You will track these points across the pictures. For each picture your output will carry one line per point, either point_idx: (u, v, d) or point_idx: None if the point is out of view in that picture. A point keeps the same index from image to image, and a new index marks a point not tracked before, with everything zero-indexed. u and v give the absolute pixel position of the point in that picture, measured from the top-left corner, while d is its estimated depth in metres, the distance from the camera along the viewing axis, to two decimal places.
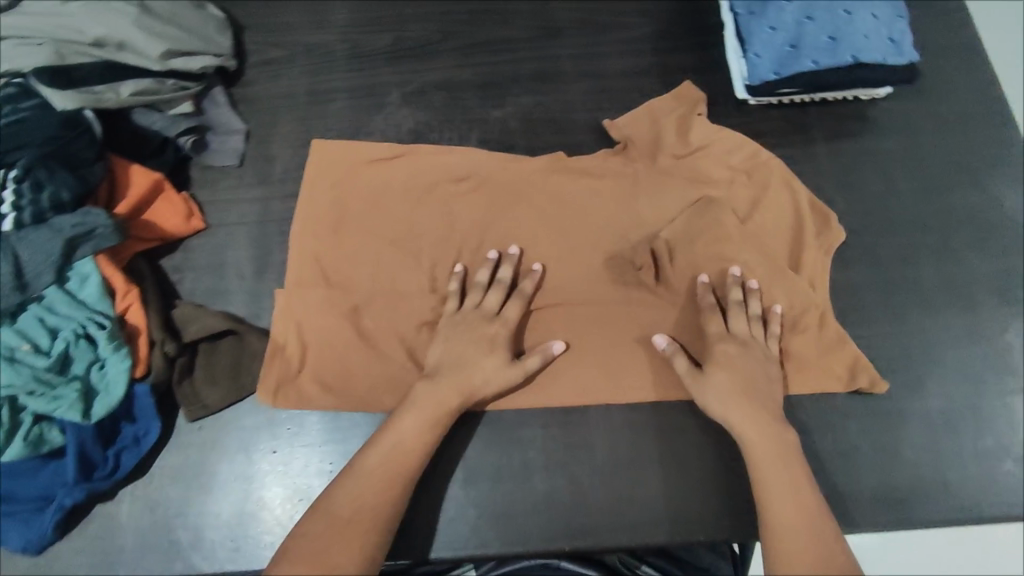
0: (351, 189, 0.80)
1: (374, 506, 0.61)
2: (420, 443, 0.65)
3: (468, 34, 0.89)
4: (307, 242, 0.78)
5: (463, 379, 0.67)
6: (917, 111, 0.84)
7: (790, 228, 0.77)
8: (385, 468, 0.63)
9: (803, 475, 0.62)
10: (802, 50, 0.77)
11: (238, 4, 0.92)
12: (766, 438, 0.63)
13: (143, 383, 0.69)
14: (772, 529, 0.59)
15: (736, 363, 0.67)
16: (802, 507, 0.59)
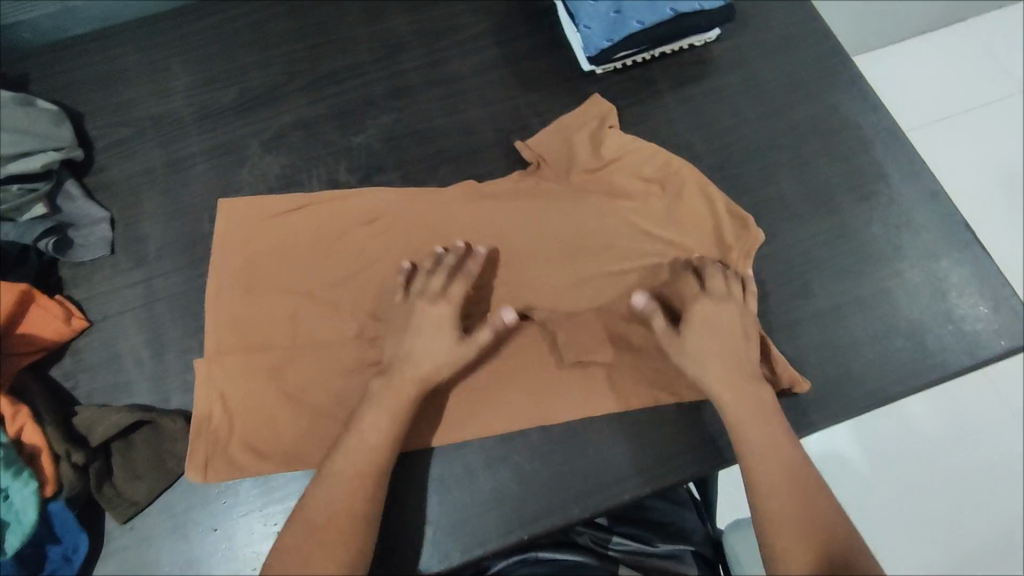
0: (261, 249, 0.79)
1: (347, 509, 0.62)
2: (381, 438, 0.65)
3: (314, 69, 0.90)
4: (219, 305, 0.76)
5: (403, 378, 0.68)
6: (746, 44, 0.89)
7: (710, 234, 0.79)
8: (350, 467, 0.64)
9: (790, 449, 0.64)
10: (626, 13, 0.81)
11: (71, 93, 0.89)
12: (755, 419, 0.66)
13: (57, 500, 0.66)
14: (748, 463, 0.64)
15: (716, 321, 0.70)
16: (791, 481, 0.62)
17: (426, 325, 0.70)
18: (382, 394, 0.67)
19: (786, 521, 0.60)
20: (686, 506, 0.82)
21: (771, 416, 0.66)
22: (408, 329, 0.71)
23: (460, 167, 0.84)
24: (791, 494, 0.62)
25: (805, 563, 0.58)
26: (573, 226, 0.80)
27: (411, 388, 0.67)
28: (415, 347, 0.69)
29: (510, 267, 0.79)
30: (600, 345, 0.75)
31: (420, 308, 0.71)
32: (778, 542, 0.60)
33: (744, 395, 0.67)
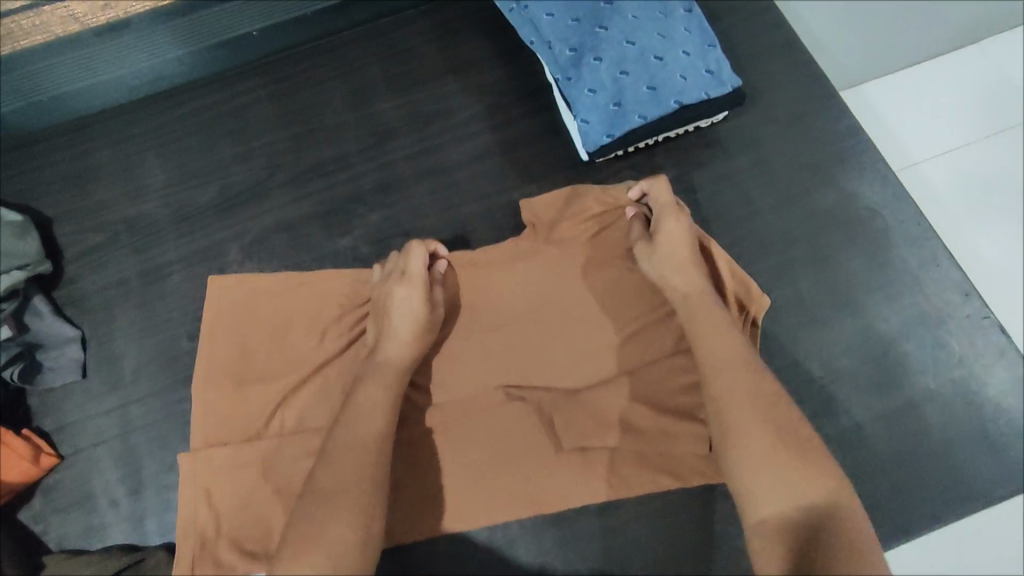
0: (253, 329, 0.74)
1: (355, 477, 0.57)
2: (372, 427, 0.61)
3: (297, 162, 0.84)
4: (209, 398, 0.70)
5: (386, 363, 0.66)
6: (756, 124, 0.84)
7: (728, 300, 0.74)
8: (348, 442, 0.59)
9: (748, 354, 0.62)
10: (626, 106, 0.75)
11: (40, 195, 0.84)
12: (712, 331, 0.64)
13: None
14: (705, 369, 0.62)
15: (682, 235, 0.70)
16: (745, 366, 0.61)
17: (403, 312, 0.69)
18: (371, 390, 0.64)
19: (743, 412, 0.57)
20: None
21: (730, 330, 0.64)
22: (388, 325, 0.68)
23: None
24: (759, 412, 0.57)
25: (772, 464, 0.54)
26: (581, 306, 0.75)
27: (398, 374, 0.66)
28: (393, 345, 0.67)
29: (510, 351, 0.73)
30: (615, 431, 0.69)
31: (398, 333, 0.68)
32: (741, 455, 0.56)
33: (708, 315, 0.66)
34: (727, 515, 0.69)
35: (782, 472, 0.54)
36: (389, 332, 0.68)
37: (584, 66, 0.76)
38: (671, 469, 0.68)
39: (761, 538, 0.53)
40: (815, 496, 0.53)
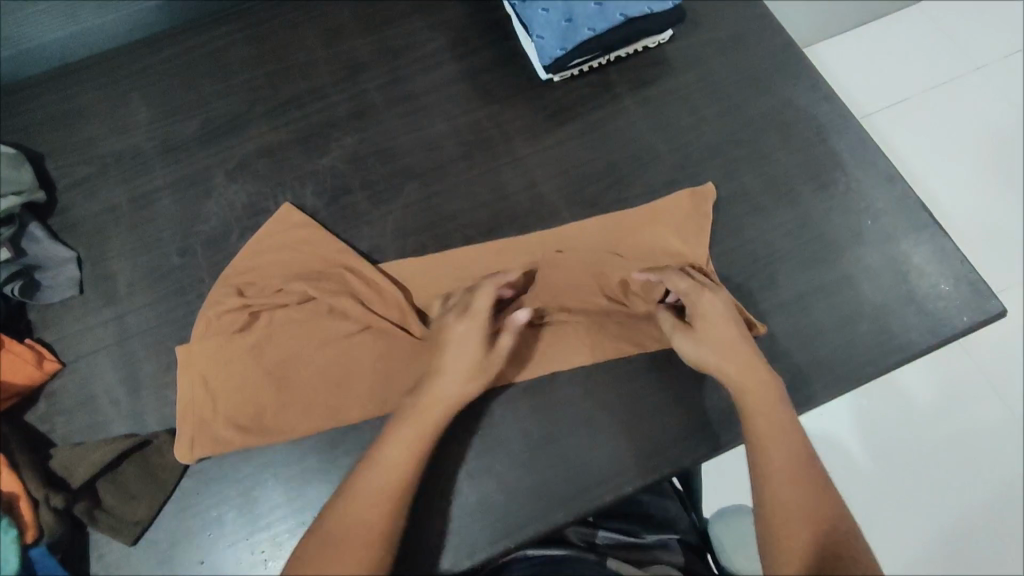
0: (267, 248, 0.80)
1: (382, 507, 0.62)
2: (386, 474, 0.63)
3: (275, 95, 0.90)
4: (217, 296, 0.76)
5: (399, 436, 0.65)
6: (699, 43, 0.91)
7: (696, 221, 0.81)
8: (369, 496, 0.62)
9: (800, 438, 0.66)
10: (577, 21, 0.82)
11: (30, 135, 0.88)
12: (769, 413, 0.67)
13: (39, 546, 0.65)
14: (761, 474, 0.65)
15: (710, 309, 0.72)
16: (796, 457, 0.65)
17: (462, 356, 0.68)
18: (393, 440, 0.65)
19: (790, 499, 0.63)
20: (669, 497, 0.84)
21: (794, 435, 0.66)
22: (428, 385, 0.67)
23: (425, 180, 0.84)
24: (796, 470, 0.64)
25: (807, 527, 0.61)
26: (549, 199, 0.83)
27: (412, 449, 0.65)
28: (416, 413, 0.66)
29: (487, 248, 0.80)
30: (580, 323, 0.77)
31: (429, 397, 0.67)
32: (777, 527, 0.62)
33: (765, 383, 0.68)
34: (684, 382, 0.75)
35: (795, 514, 0.62)
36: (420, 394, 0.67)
37: None
38: (631, 341, 0.76)
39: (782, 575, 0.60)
40: (818, 544, 0.61)
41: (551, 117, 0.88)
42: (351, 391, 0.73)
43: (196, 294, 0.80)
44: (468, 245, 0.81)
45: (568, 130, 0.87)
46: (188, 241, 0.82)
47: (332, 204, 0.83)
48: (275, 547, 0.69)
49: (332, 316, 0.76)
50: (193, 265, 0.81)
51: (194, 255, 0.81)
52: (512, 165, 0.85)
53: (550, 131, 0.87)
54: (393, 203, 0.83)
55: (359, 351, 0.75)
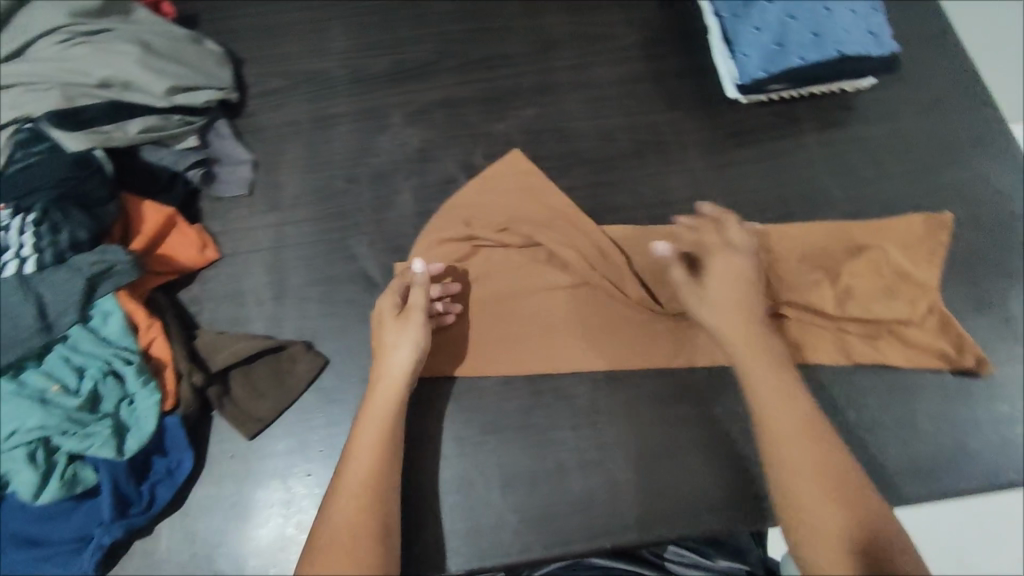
0: (498, 185, 0.82)
1: (361, 511, 0.60)
2: (350, 521, 0.59)
3: (466, 52, 0.92)
4: (440, 227, 0.80)
5: (350, 469, 0.62)
6: (900, 97, 0.88)
7: (926, 251, 0.78)
8: (340, 548, 0.57)
9: (831, 438, 0.61)
10: (788, 48, 0.80)
11: (237, 39, 0.93)
12: (783, 402, 0.63)
13: (174, 415, 0.69)
14: (778, 480, 0.60)
15: (728, 269, 0.70)
16: (831, 459, 0.60)
17: (394, 335, 0.68)
18: (347, 488, 0.61)
19: (821, 505, 0.57)
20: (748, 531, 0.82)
21: (819, 434, 0.61)
22: (359, 423, 0.65)
23: (593, 168, 0.85)
24: (821, 487, 0.58)
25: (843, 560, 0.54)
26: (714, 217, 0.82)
27: (367, 474, 0.62)
28: (364, 449, 0.64)
29: (701, 229, 0.80)
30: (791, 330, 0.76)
31: (370, 416, 0.65)
32: (814, 539, 0.56)
33: (793, 398, 0.63)
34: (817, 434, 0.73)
35: (833, 528, 0.56)
36: (363, 424, 0.65)
37: (754, 6, 0.82)
38: None
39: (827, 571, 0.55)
40: (870, 552, 0.54)
41: (731, 136, 0.86)
42: (572, 343, 0.75)
43: (354, 221, 0.82)
44: (683, 226, 0.81)
45: (746, 152, 0.85)
46: (357, 170, 0.85)
47: None
48: None
49: (539, 266, 0.78)
50: (356, 192, 0.83)
51: (360, 184, 0.84)
52: (682, 174, 0.84)
53: (727, 150, 0.86)
54: (559, 183, 0.84)
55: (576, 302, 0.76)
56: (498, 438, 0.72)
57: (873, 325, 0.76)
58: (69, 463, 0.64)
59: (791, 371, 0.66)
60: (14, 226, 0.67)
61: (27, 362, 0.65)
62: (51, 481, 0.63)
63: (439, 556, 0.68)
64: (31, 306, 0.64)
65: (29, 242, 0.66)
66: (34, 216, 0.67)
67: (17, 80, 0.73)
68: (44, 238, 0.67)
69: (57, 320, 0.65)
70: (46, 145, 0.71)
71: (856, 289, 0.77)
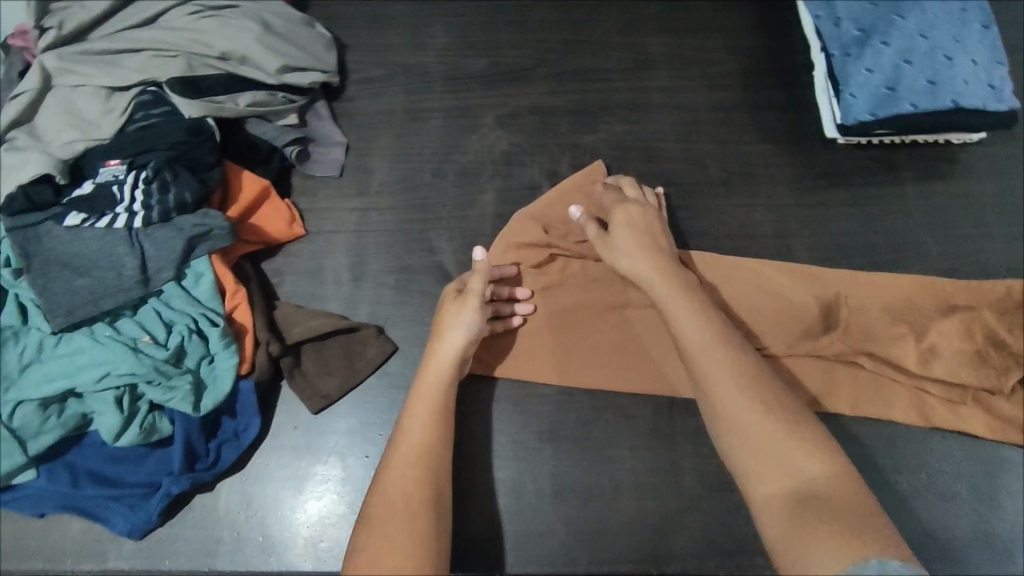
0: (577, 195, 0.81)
1: (417, 484, 0.59)
2: (405, 492, 0.58)
3: (562, 61, 0.92)
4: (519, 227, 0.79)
5: (403, 442, 0.62)
6: (1009, 157, 0.84)
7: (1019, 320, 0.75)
8: (397, 518, 0.56)
9: (749, 365, 0.57)
10: (900, 93, 0.78)
11: (341, 25, 0.95)
12: (700, 336, 0.59)
13: (249, 380, 0.71)
14: (724, 422, 0.55)
15: (636, 219, 0.71)
16: (759, 401, 0.55)
17: (454, 319, 0.68)
18: (398, 463, 0.60)
19: (760, 449, 0.52)
20: None
21: (746, 379, 0.56)
22: (410, 403, 0.65)
23: (678, 191, 0.84)
24: (776, 434, 0.52)
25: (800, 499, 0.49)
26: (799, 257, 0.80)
27: (421, 449, 0.61)
28: (416, 428, 0.63)
29: (788, 268, 0.78)
30: (866, 382, 0.74)
31: (422, 396, 0.65)
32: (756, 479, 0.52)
33: (717, 335, 0.59)
34: (885, 493, 0.70)
35: (779, 467, 0.51)
36: (414, 404, 0.65)
37: (868, 47, 0.80)
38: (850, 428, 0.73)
39: (769, 515, 0.50)
40: (817, 495, 0.49)
41: (824, 175, 0.84)
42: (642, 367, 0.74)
43: (436, 215, 0.83)
44: (766, 260, 0.79)
45: (838, 194, 0.83)
46: (444, 165, 0.86)
47: None
48: None
49: (613, 284, 0.77)
50: (441, 187, 0.85)
51: (445, 180, 0.85)
52: (768, 208, 0.83)
53: (819, 189, 0.84)
54: None
55: (648, 323, 0.76)
56: (554, 448, 0.72)
57: (958, 390, 0.73)
58: (149, 412, 0.67)
59: (711, 308, 0.62)
60: (128, 181, 0.71)
61: (123, 310, 0.69)
62: (132, 426, 0.66)
63: (485, 557, 0.68)
64: (135, 258, 0.68)
65: (139, 198, 0.70)
66: (147, 173, 0.71)
67: (146, 44, 0.77)
68: (154, 196, 0.70)
69: (155, 275, 0.69)
70: (165, 109, 0.75)
71: (941, 350, 0.74)
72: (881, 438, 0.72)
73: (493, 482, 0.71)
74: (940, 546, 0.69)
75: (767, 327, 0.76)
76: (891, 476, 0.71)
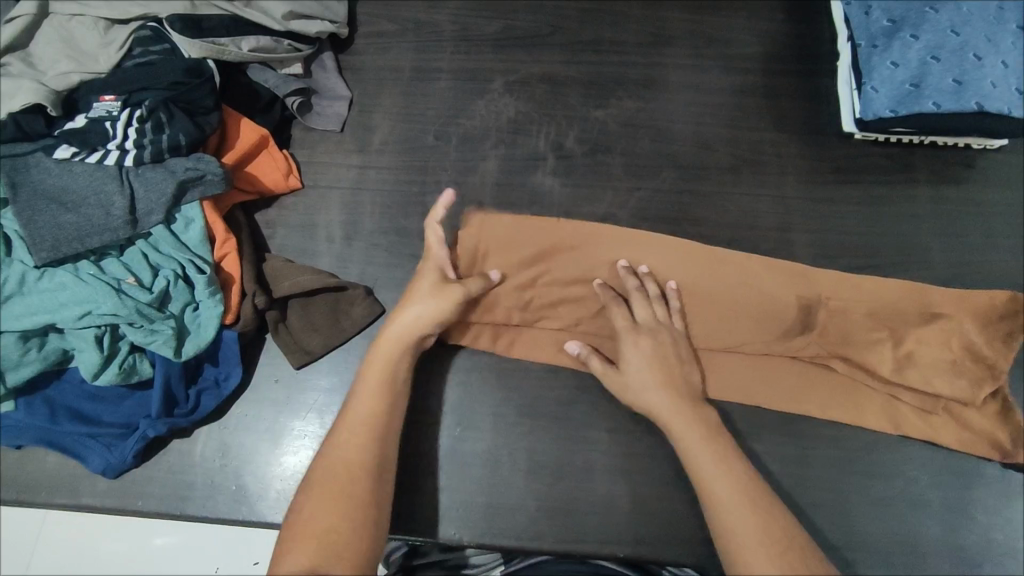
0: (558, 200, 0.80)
1: (360, 452, 0.62)
2: (349, 459, 0.61)
3: (578, 31, 0.88)
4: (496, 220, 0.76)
5: (352, 411, 0.64)
6: None
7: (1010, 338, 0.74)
8: (333, 480, 0.60)
9: (733, 453, 0.64)
10: (923, 90, 0.75)
11: None
12: (692, 423, 0.65)
13: (232, 330, 0.71)
14: (715, 505, 0.61)
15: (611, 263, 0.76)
16: (740, 481, 0.62)
17: (421, 293, 0.69)
18: (345, 435, 0.63)
19: (747, 529, 0.59)
20: None
21: (734, 462, 0.63)
22: (365, 375, 0.66)
23: (684, 175, 0.82)
24: (754, 520, 0.59)
25: (760, 549, 0.57)
26: (802, 252, 0.78)
27: (369, 420, 0.64)
28: (365, 401, 0.65)
29: (777, 264, 0.76)
30: (850, 386, 0.73)
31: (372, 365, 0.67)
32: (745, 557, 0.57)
33: (692, 410, 0.67)
34: (858, 496, 0.70)
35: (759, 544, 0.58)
36: (367, 374, 0.66)
37: (896, 39, 0.77)
38: (832, 429, 0.72)
39: None
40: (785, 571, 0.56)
41: (835, 171, 0.82)
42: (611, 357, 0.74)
43: (435, 179, 0.82)
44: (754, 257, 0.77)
45: (848, 191, 0.81)
46: (447, 128, 0.84)
47: (588, 157, 0.82)
48: (411, 437, 0.71)
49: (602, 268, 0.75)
50: (442, 150, 0.83)
51: (447, 144, 0.83)
52: (775, 199, 0.81)
53: (828, 185, 0.81)
54: (647, 183, 0.81)
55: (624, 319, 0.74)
56: (532, 423, 0.72)
57: (938, 398, 0.72)
58: (130, 353, 0.67)
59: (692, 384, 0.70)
60: (122, 118, 0.69)
61: (111, 250, 0.68)
62: (111, 366, 0.66)
63: (453, 524, 0.68)
64: (124, 198, 0.67)
65: (131, 136, 0.69)
66: (141, 112, 0.69)
67: None
68: (147, 136, 0.69)
69: (144, 217, 0.67)
70: (165, 46, 0.74)
71: (923, 359, 0.73)
72: (864, 440, 0.72)
73: (469, 452, 0.71)
74: (909, 553, 0.68)
75: (755, 323, 0.74)
76: (867, 481, 0.70)
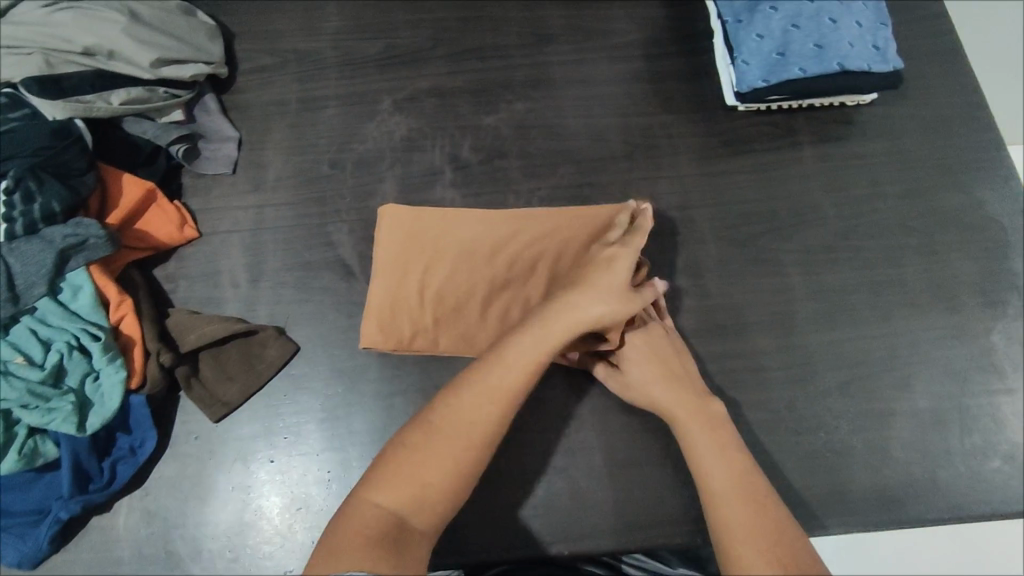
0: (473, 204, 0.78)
1: (485, 404, 0.59)
2: (470, 426, 0.58)
3: (460, 41, 0.89)
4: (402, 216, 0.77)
5: (508, 377, 0.59)
6: (901, 116, 0.85)
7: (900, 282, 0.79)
8: (445, 448, 0.57)
9: (738, 447, 0.62)
10: (789, 58, 0.78)
11: (226, 11, 0.90)
12: (700, 420, 0.64)
13: (139, 394, 0.68)
14: (710, 496, 0.60)
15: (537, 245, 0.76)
16: (738, 475, 0.60)
17: (601, 286, 0.63)
18: (474, 390, 0.59)
19: (742, 521, 0.57)
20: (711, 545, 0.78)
21: (735, 454, 0.62)
22: (520, 332, 0.61)
23: (581, 169, 0.83)
24: (751, 515, 0.57)
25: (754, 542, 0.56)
26: (703, 228, 0.81)
27: (519, 383, 0.59)
28: (513, 367, 0.60)
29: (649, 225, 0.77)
30: (764, 350, 0.76)
31: (535, 336, 0.61)
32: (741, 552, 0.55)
33: (699, 406, 0.65)
34: (783, 455, 0.72)
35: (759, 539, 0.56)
36: (521, 337, 0.61)
37: (758, 12, 0.80)
38: (754, 394, 0.74)
39: None
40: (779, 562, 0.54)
41: (725, 144, 0.85)
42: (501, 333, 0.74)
43: (334, 208, 0.81)
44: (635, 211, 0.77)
45: (738, 162, 0.84)
46: (341, 155, 0.83)
47: (486, 164, 0.83)
48: (342, 471, 0.70)
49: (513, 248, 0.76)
50: (339, 179, 0.82)
51: (343, 170, 0.82)
52: (672, 180, 0.83)
53: (720, 158, 0.84)
54: (546, 182, 0.82)
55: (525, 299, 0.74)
56: None
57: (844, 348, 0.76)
58: (29, 436, 0.64)
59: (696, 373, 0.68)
60: None
61: None
62: (9, 453, 0.63)
63: None
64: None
65: None
66: (6, 183, 0.66)
67: None
68: (17, 207, 0.66)
69: (25, 292, 0.65)
70: (24, 111, 0.71)
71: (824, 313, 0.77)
72: (785, 399, 0.74)
73: None
74: (837, 500, 0.71)
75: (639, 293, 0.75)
76: (792, 438, 0.73)
